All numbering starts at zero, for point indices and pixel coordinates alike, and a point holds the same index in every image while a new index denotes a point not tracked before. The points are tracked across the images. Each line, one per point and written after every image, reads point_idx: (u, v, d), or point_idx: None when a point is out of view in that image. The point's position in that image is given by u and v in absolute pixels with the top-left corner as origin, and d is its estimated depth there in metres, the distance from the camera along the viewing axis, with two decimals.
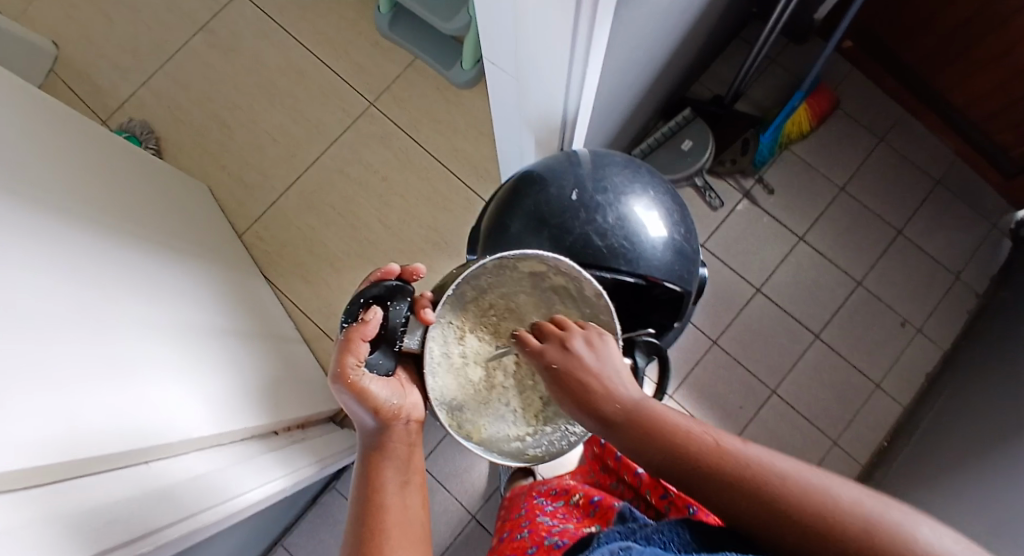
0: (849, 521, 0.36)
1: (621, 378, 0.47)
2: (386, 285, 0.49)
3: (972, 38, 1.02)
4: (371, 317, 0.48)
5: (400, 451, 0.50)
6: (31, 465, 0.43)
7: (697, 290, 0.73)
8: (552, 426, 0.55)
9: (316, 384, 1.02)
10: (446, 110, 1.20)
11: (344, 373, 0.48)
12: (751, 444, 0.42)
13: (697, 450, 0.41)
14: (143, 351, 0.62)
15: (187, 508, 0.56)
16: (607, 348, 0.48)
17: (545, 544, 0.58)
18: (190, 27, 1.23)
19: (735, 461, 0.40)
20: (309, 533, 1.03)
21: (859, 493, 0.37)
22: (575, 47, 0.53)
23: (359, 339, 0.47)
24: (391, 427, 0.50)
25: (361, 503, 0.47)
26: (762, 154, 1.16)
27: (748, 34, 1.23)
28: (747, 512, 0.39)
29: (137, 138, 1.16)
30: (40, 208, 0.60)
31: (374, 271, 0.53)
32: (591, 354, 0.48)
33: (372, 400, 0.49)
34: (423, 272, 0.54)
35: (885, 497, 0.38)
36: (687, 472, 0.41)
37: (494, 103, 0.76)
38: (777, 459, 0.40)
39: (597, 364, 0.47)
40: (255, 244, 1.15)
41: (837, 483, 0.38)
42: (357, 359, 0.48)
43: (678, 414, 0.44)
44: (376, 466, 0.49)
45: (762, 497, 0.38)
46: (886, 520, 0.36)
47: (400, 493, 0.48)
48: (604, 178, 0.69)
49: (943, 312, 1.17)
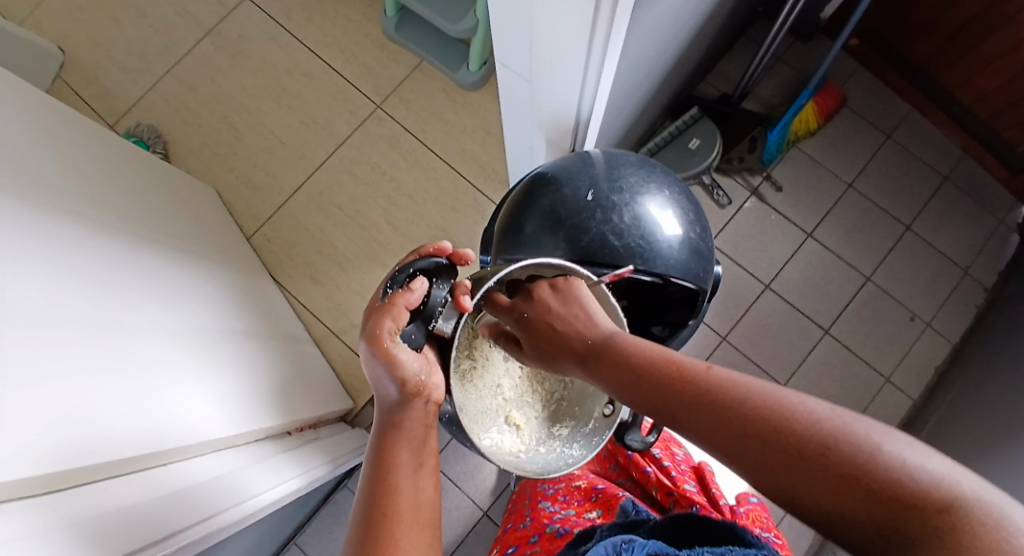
0: (810, 440, 0.36)
1: (587, 314, 0.51)
2: (437, 262, 0.50)
3: (977, 34, 1.02)
4: (417, 287, 0.48)
5: (416, 427, 0.45)
6: (56, 470, 0.44)
7: (712, 289, 0.73)
8: (546, 447, 0.58)
9: (327, 384, 1.03)
10: (453, 111, 1.20)
11: (379, 336, 0.45)
12: (716, 367, 0.42)
13: (660, 377, 0.43)
14: (161, 356, 0.63)
15: (210, 508, 0.57)
16: (572, 290, 0.53)
17: (546, 532, 0.60)
18: (197, 30, 1.24)
19: (698, 384, 0.41)
20: (322, 532, 1.04)
21: (824, 411, 0.37)
22: (590, 50, 0.53)
23: (401, 305, 0.47)
24: (413, 403, 0.46)
25: (371, 485, 0.41)
26: (770, 152, 1.17)
27: (754, 32, 1.23)
28: (714, 436, 0.39)
29: (146, 141, 1.17)
30: (56, 215, 0.61)
31: (426, 246, 0.54)
32: (557, 298, 0.53)
33: (400, 369, 0.46)
34: (471, 258, 0.54)
35: (853, 413, 0.37)
36: (654, 402, 0.43)
37: (506, 103, 0.76)
38: (742, 380, 0.40)
39: (563, 306, 0.52)
40: (264, 246, 1.15)
41: (806, 401, 0.38)
42: (395, 325, 0.46)
43: (642, 347, 0.46)
44: (389, 444, 0.43)
45: (729, 420, 0.39)
46: (849, 437, 0.35)
47: (414, 475, 0.42)
48: (619, 177, 0.69)
49: (952, 306, 1.17)
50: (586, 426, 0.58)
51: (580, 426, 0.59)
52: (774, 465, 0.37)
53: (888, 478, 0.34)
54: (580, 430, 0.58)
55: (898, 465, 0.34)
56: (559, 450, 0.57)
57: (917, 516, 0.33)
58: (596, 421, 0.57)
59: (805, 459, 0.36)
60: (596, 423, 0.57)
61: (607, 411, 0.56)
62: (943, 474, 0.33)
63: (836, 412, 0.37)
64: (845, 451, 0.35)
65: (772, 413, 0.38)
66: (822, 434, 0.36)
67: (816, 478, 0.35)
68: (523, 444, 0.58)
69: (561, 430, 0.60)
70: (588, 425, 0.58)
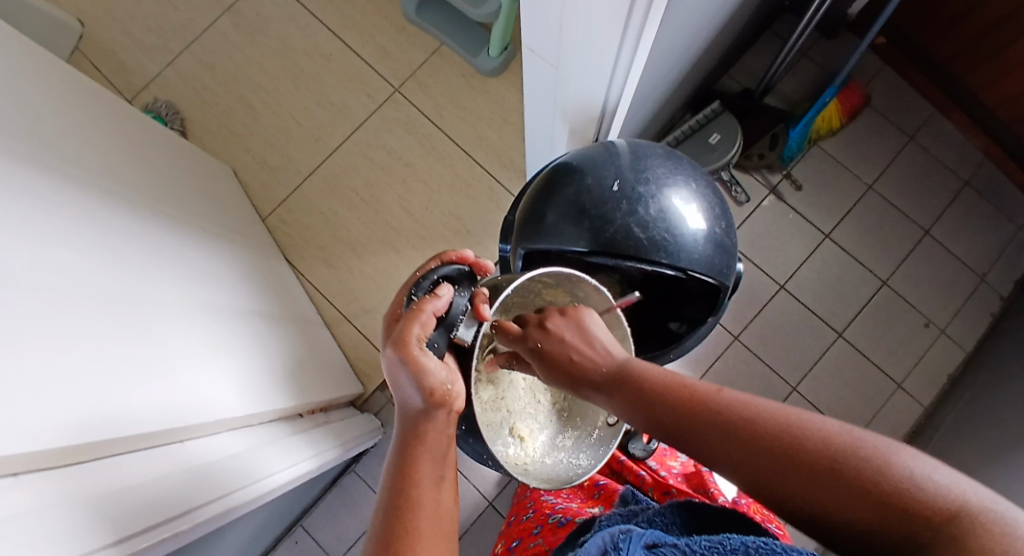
0: (822, 455, 0.36)
1: (603, 344, 0.47)
2: (459, 270, 0.48)
3: (1010, 36, 1.00)
4: (443, 293, 0.45)
5: (440, 439, 0.43)
6: (75, 442, 0.44)
7: (734, 285, 0.73)
8: (552, 459, 0.55)
9: (338, 367, 1.03)
10: (470, 97, 1.19)
11: (407, 342, 0.43)
12: (725, 389, 0.42)
13: (673, 399, 0.42)
14: (178, 332, 0.63)
15: (224, 485, 0.57)
16: (586, 318, 0.48)
17: (548, 523, 0.60)
18: (216, 8, 1.23)
19: (710, 406, 0.40)
20: (328, 515, 1.04)
21: (832, 425, 0.37)
22: (625, 37, 0.52)
23: (429, 311, 0.44)
24: (438, 412, 0.43)
25: (391, 498, 0.39)
26: (792, 150, 1.15)
27: (779, 28, 1.22)
28: (731, 458, 0.39)
29: (163, 117, 1.16)
30: (74, 188, 0.61)
31: (450, 253, 0.55)
32: (569, 328, 0.48)
33: (426, 378, 0.42)
34: (490, 269, 0.55)
35: (858, 427, 0.37)
36: (670, 424, 0.41)
37: (530, 91, 0.75)
38: (752, 401, 0.40)
39: (578, 337, 0.47)
40: (278, 227, 1.15)
41: (814, 416, 0.38)
42: (423, 331, 0.44)
43: (655, 368, 0.45)
44: (411, 454, 0.41)
45: (744, 442, 0.38)
46: (858, 451, 0.35)
47: (436, 487, 0.40)
48: (645, 169, 0.68)
49: (967, 312, 1.16)
50: (591, 435, 0.56)
51: (584, 434, 0.57)
52: (790, 479, 0.36)
53: (899, 491, 0.34)
54: (585, 440, 0.56)
55: (907, 479, 0.34)
56: (568, 460, 0.54)
57: (928, 521, 0.33)
58: (601, 430, 0.55)
59: (819, 469, 0.35)
60: (601, 432, 0.55)
61: (612, 420, 0.55)
62: (950, 482, 0.34)
63: (842, 425, 0.37)
64: (856, 458, 0.35)
65: (784, 427, 0.38)
66: (833, 449, 0.36)
67: (833, 491, 0.35)
68: (528, 455, 0.55)
69: (565, 440, 0.57)
70: (592, 434, 0.56)
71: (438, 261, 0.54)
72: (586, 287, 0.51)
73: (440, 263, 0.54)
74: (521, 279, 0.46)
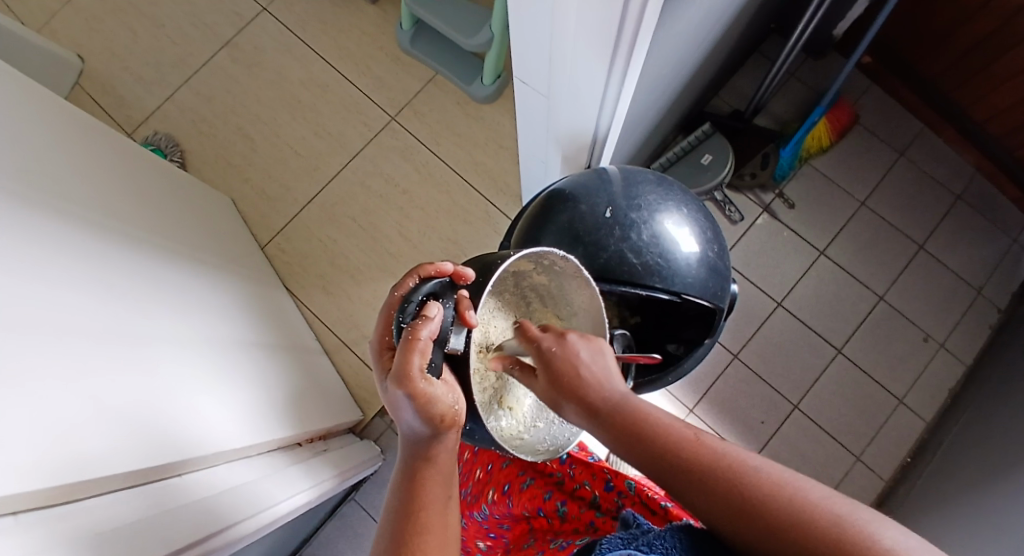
0: (812, 518, 0.37)
1: (616, 376, 0.44)
2: (441, 281, 0.44)
3: (994, 53, 1.03)
4: (434, 313, 0.40)
5: (449, 460, 0.42)
6: (74, 480, 0.44)
7: (729, 306, 0.74)
8: (544, 422, 0.54)
9: (338, 395, 1.03)
10: (466, 124, 1.21)
11: (410, 377, 0.39)
12: (726, 441, 0.43)
13: (674, 441, 0.42)
14: (177, 364, 0.63)
15: (226, 519, 0.57)
16: (602, 348, 0.45)
17: (552, 547, 0.62)
18: (214, 42, 1.25)
19: (710, 454, 0.42)
20: (329, 546, 1.04)
21: (826, 492, 0.39)
22: (615, 64, 0.54)
23: (424, 337, 0.39)
24: (447, 434, 0.42)
25: (398, 521, 0.39)
26: (782, 169, 1.17)
27: (767, 49, 1.24)
28: (723, 512, 0.40)
29: (162, 150, 1.18)
30: (74, 223, 0.62)
31: (427, 266, 0.46)
32: (588, 350, 0.44)
33: (433, 406, 0.40)
34: (469, 276, 0.44)
35: (852, 499, 0.38)
36: (666, 463, 0.42)
37: (522, 120, 0.76)
38: (751, 458, 0.41)
39: (595, 361, 0.44)
40: (276, 256, 1.15)
41: (809, 483, 0.40)
42: (423, 361, 0.40)
43: (660, 409, 0.45)
44: (418, 479, 0.41)
45: (738, 496, 0.39)
46: (850, 516, 0.37)
47: (444, 508, 0.41)
48: (637, 195, 0.69)
49: (965, 327, 1.16)
50: None
51: None
52: (774, 538, 0.38)
53: None
54: None
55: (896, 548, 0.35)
56: (561, 423, 0.54)
57: None
58: None
59: (809, 537, 0.36)
60: None
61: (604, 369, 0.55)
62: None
63: (838, 495, 0.39)
64: (850, 530, 0.36)
65: (781, 490, 0.39)
66: (826, 511, 0.37)
67: (817, 552, 0.36)
68: (520, 424, 0.53)
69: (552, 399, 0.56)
70: None
71: (414, 277, 0.46)
72: (552, 258, 0.47)
73: (418, 279, 0.45)
74: (497, 272, 0.44)
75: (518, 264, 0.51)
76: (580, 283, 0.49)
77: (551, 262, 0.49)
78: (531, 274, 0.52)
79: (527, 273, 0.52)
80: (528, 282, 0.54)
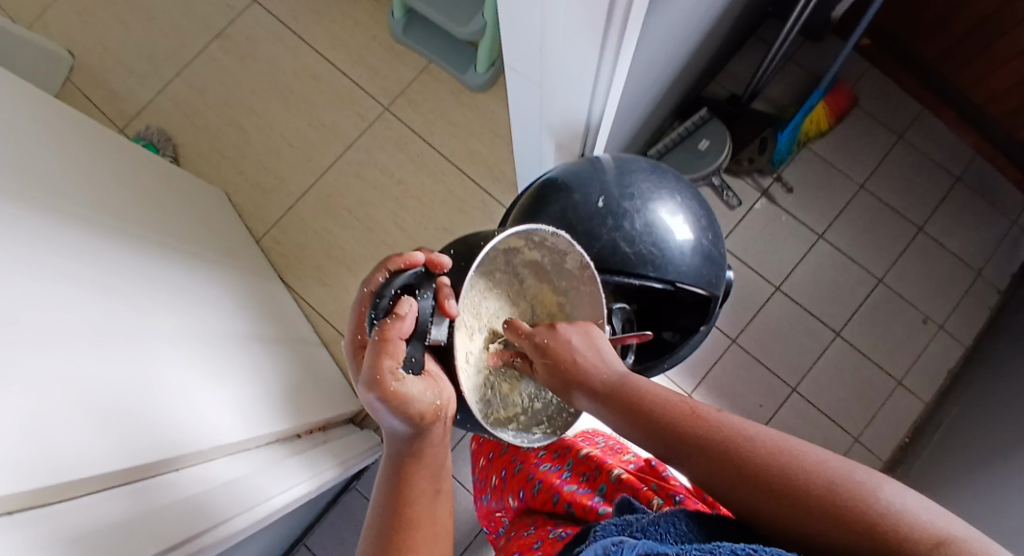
0: (811, 482, 0.37)
1: (607, 358, 0.48)
2: (416, 272, 0.42)
3: (994, 33, 1.01)
4: (407, 312, 0.39)
5: (437, 454, 0.42)
6: (68, 478, 0.44)
7: (724, 291, 0.73)
8: (542, 401, 0.55)
9: (337, 387, 1.03)
10: (461, 112, 1.20)
11: (381, 380, 0.39)
12: (724, 411, 0.43)
13: (671, 415, 0.43)
14: (174, 360, 0.63)
15: (223, 513, 0.57)
16: (593, 335, 0.50)
17: (549, 537, 0.58)
18: (205, 33, 1.24)
19: (708, 424, 0.42)
20: (332, 536, 1.04)
21: (824, 455, 0.39)
22: (604, 52, 0.53)
23: (395, 338, 0.39)
24: (432, 429, 0.42)
25: (386, 516, 0.40)
26: (781, 153, 1.16)
27: (764, 32, 1.23)
28: (723, 481, 0.40)
29: (156, 145, 1.17)
30: (69, 222, 0.62)
31: (396, 257, 0.43)
32: (577, 335, 0.49)
33: (410, 405, 0.40)
34: (446, 265, 0.43)
35: (851, 461, 0.38)
36: (665, 438, 0.43)
37: (514, 108, 0.76)
38: (750, 426, 0.41)
39: (584, 344, 0.49)
40: (273, 248, 1.15)
41: (808, 447, 0.39)
42: (395, 361, 0.39)
43: (658, 386, 0.46)
44: (406, 474, 0.41)
45: (738, 465, 0.39)
46: (848, 479, 0.37)
47: (433, 504, 0.41)
48: (630, 183, 0.69)
49: (964, 309, 1.16)
50: None
51: None
52: (777, 507, 0.37)
53: (884, 518, 0.34)
54: None
55: (894, 507, 0.34)
56: (558, 402, 0.54)
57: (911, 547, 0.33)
58: None
59: (812, 503, 0.36)
60: None
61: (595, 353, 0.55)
62: (936, 518, 0.34)
63: (837, 458, 0.38)
64: (849, 492, 0.36)
65: (779, 456, 0.39)
66: (824, 475, 0.37)
67: (816, 515, 0.36)
68: (518, 406, 0.54)
69: None
70: None
71: (383, 270, 0.43)
72: (543, 234, 0.48)
73: (387, 272, 0.43)
74: (481, 253, 0.45)
75: (511, 240, 0.50)
76: (574, 258, 0.50)
77: (541, 238, 0.50)
78: (524, 250, 0.52)
79: (519, 249, 0.52)
80: (518, 258, 0.53)
